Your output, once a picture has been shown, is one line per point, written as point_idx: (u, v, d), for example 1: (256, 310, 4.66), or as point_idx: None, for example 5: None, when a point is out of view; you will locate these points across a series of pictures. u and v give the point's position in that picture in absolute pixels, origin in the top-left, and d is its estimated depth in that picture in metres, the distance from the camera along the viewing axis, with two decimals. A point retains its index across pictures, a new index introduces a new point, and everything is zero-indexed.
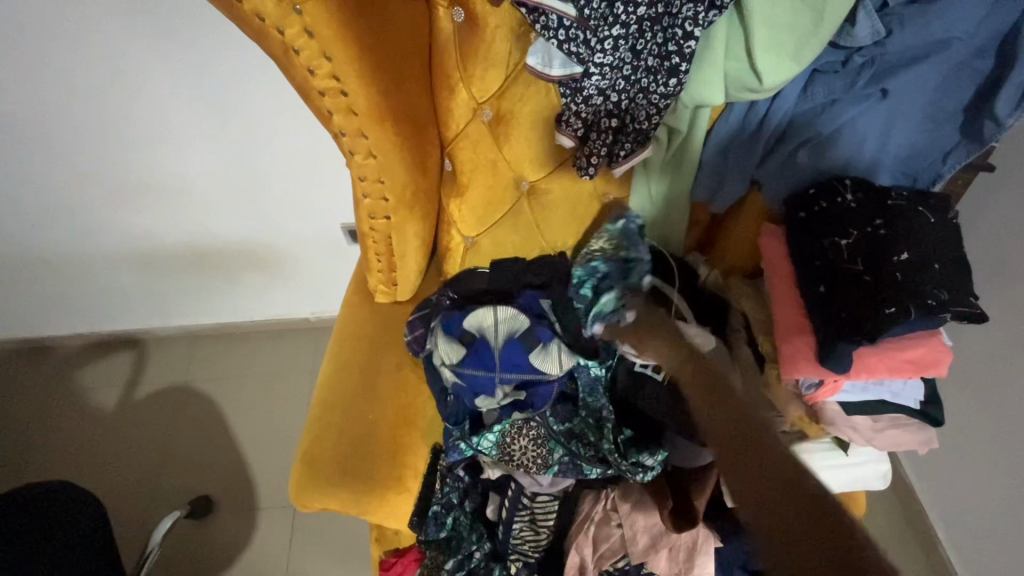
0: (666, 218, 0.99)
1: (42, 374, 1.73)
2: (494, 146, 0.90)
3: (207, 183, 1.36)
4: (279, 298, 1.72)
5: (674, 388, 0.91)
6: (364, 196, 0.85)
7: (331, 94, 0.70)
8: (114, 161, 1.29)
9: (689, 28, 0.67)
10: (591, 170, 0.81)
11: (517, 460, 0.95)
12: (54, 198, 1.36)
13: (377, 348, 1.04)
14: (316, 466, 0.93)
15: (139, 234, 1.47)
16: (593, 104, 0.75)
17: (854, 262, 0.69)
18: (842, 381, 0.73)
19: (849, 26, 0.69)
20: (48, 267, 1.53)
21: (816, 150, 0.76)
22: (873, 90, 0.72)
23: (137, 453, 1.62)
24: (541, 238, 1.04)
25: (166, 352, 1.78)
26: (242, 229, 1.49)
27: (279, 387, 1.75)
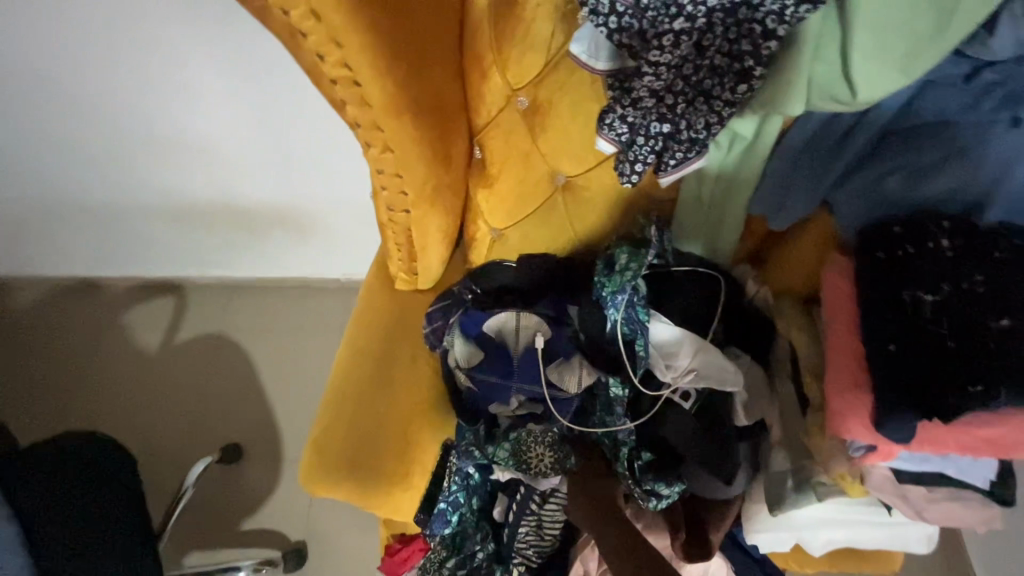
0: (718, 229, 0.87)
1: (90, 312, 1.81)
2: (528, 137, 0.81)
3: (237, 142, 1.32)
4: (310, 257, 1.71)
5: (701, 421, 0.83)
6: (383, 188, 0.78)
7: (344, 84, 0.62)
8: (144, 114, 1.26)
9: (773, 25, 0.54)
10: (633, 178, 0.69)
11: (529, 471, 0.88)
12: (90, 148, 1.36)
13: (395, 339, 1.01)
14: (325, 455, 0.93)
15: (174, 188, 1.46)
16: (642, 107, 0.63)
17: (936, 322, 0.58)
18: (898, 449, 0.64)
19: (986, 33, 0.54)
20: (93, 215, 1.56)
21: (913, 176, 0.63)
22: (1003, 115, 0.58)
23: (176, 396, 1.70)
24: (574, 236, 0.95)
25: (203, 301, 1.83)
26: (273, 190, 1.45)
27: (309, 344, 1.78)
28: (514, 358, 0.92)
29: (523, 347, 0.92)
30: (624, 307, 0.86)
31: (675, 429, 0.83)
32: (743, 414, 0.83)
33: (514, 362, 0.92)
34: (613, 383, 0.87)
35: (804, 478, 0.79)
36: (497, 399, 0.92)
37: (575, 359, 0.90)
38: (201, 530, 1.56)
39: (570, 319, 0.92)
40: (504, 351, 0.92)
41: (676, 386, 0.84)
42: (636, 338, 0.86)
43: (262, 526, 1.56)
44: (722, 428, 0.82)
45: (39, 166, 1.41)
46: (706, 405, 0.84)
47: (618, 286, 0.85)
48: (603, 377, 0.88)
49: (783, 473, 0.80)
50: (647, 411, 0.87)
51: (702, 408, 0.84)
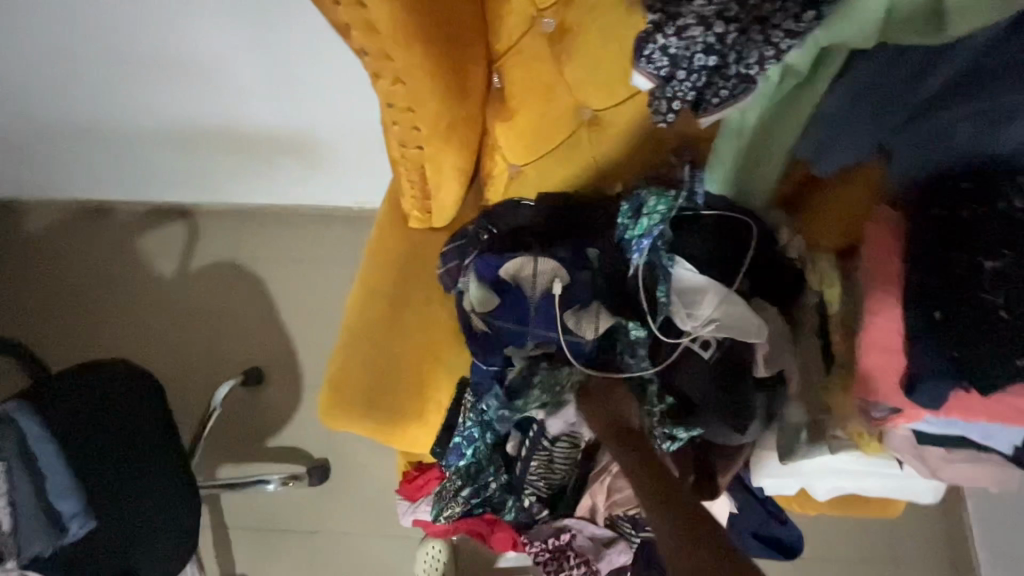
0: (752, 173, 0.80)
1: (105, 235, 1.81)
2: (553, 66, 0.74)
3: (238, 60, 1.23)
4: (319, 185, 1.66)
5: (719, 370, 0.81)
6: (393, 123, 0.73)
7: (348, 5, 0.56)
8: (136, 25, 1.17)
9: None
10: (670, 117, 0.63)
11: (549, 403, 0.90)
12: (84, 63, 1.28)
13: (410, 278, 0.99)
14: (343, 391, 0.96)
15: (174, 109, 1.39)
16: (688, 37, 0.55)
17: (992, 293, 0.54)
18: (924, 413, 0.63)
19: None
20: (94, 136, 1.51)
21: (987, 125, 0.56)
22: None
23: (196, 321, 1.74)
24: (597, 174, 0.90)
25: (214, 227, 1.81)
26: (276, 112, 1.37)
27: (322, 273, 1.77)
28: (531, 305, 0.88)
29: (539, 294, 0.88)
30: (648, 251, 0.83)
31: (691, 376, 0.83)
32: (763, 364, 0.80)
33: (529, 305, 0.88)
34: (632, 326, 0.85)
35: (819, 431, 0.79)
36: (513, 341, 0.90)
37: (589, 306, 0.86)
38: (230, 445, 1.66)
39: (593, 262, 0.88)
40: (519, 297, 0.88)
41: (695, 334, 0.81)
42: (663, 283, 0.84)
43: (286, 444, 1.66)
44: (741, 377, 0.81)
45: (34, 81, 1.34)
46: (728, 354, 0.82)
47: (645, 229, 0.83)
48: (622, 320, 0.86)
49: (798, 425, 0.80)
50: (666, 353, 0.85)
51: (721, 358, 0.82)
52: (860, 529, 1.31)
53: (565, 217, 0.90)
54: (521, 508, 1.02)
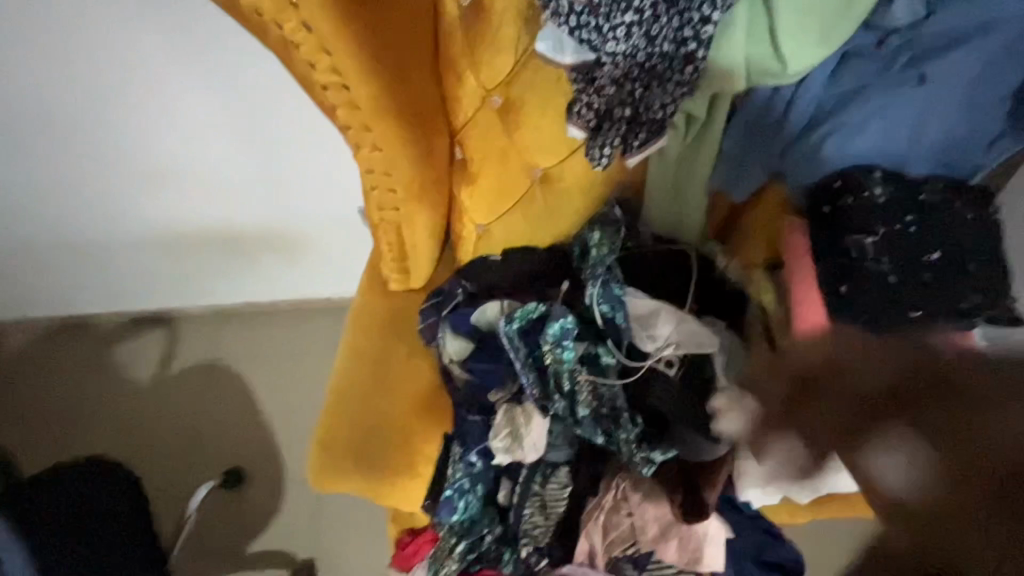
0: (685, 209, 0.94)
1: (82, 351, 1.81)
2: (504, 134, 0.88)
3: (225, 167, 1.38)
4: (301, 279, 1.74)
5: (685, 385, 0.89)
6: (374, 188, 0.85)
7: (334, 88, 0.70)
8: (134, 146, 1.32)
9: (707, 12, 0.65)
10: (604, 162, 0.76)
11: (528, 438, 0.91)
12: (83, 183, 1.40)
13: (392, 336, 1.05)
14: (332, 451, 0.97)
15: (163, 217, 1.51)
16: (606, 94, 0.71)
17: (878, 259, 0.67)
18: None
19: (885, 4, 0.66)
20: (83, 253, 1.59)
21: (844, 138, 0.69)
22: (910, 74, 0.66)
23: (174, 427, 1.71)
24: (553, 227, 1.01)
25: (194, 333, 1.83)
26: (262, 212, 1.50)
27: (303, 365, 1.79)
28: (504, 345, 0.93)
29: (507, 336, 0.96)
30: (601, 281, 0.92)
31: (662, 394, 0.89)
32: (724, 373, 0.89)
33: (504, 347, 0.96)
34: (602, 352, 0.92)
35: None
36: (495, 386, 0.96)
37: (555, 311, 0.90)
38: (207, 557, 1.56)
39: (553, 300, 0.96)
40: (494, 342, 0.97)
41: (659, 354, 0.89)
42: (615, 314, 0.91)
43: (269, 547, 1.56)
44: (705, 389, 0.88)
45: (31, 205, 1.45)
46: (690, 369, 0.90)
47: (593, 263, 0.93)
48: (592, 348, 0.92)
49: None
50: (636, 372, 0.91)
51: (686, 374, 0.89)
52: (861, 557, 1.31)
53: (525, 261, 1.00)
54: (520, 559, 0.99)
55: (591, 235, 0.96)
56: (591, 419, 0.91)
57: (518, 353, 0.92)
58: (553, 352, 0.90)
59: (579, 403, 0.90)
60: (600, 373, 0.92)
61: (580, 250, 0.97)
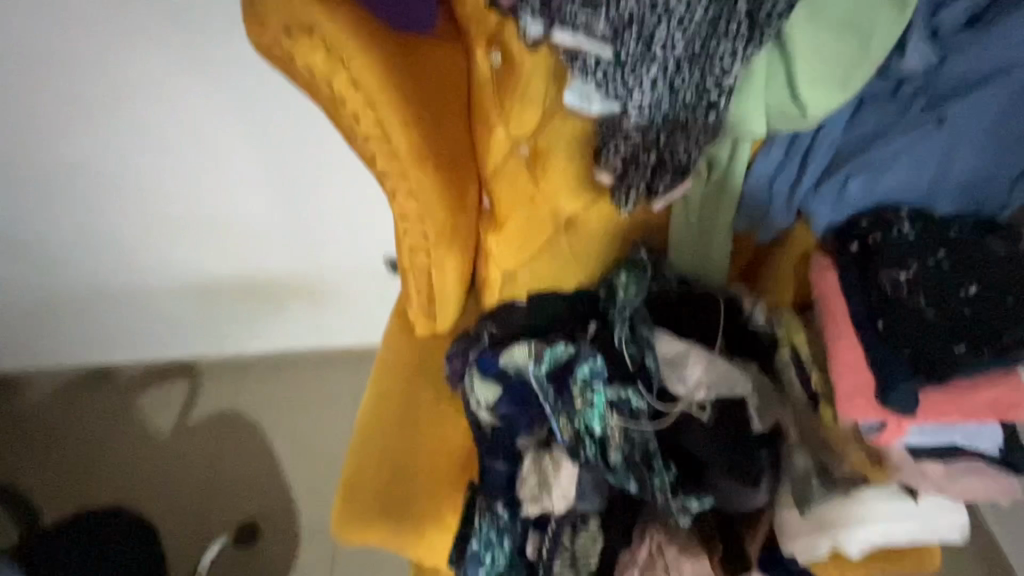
0: (709, 253, 0.95)
1: (107, 397, 1.82)
2: (532, 181, 0.92)
3: (260, 216, 1.45)
4: (324, 326, 1.77)
5: (719, 430, 0.85)
6: (406, 233, 0.88)
7: (374, 139, 0.74)
8: (178, 197, 1.41)
9: (729, 64, 0.67)
10: (630, 205, 0.79)
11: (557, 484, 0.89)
12: (126, 231, 1.48)
13: (419, 380, 1.05)
14: (355, 497, 0.95)
15: (197, 265, 1.56)
16: (632, 140, 0.76)
17: (914, 296, 0.66)
18: (906, 423, 0.69)
19: (898, 55, 0.68)
20: (118, 299, 1.65)
21: (870, 177, 0.71)
22: (928, 117, 0.69)
23: (192, 475, 1.68)
24: (579, 269, 1.02)
25: (217, 381, 1.84)
26: (291, 260, 1.56)
27: (322, 414, 1.78)
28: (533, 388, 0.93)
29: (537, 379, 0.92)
30: (627, 323, 0.93)
31: (696, 440, 0.86)
32: (758, 417, 0.85)
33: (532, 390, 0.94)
34: (632, 396, 0.89)
35: (827, 475, 0.85)
36: (523, 430, 0.95)
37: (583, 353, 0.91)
38: None
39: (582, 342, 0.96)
40: (522, 385, 0.94)
41: (690, 396, 0.87)
42: (644, 355, 0.91)
43: None
44: (741, 435, 0.85)
45: (76, 252, 1.52)
46: (724, 414, 0.86)
47: (621, 305, 0.94)
48: (622, 391, 0.90)
49: (808, 472, 0.85)
50: (667, 416, 0.89)
51: (720, 418, 0.86)
52: None
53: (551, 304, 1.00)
54: None
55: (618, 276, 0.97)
56: (623, 465, 0.88)
57: (547, 396, 0.91)
58: (583, 395, 0.89)
59: (610, 447, 0.88)
60: (632, 418, 0.89)
61: (607, 292, 0.98)
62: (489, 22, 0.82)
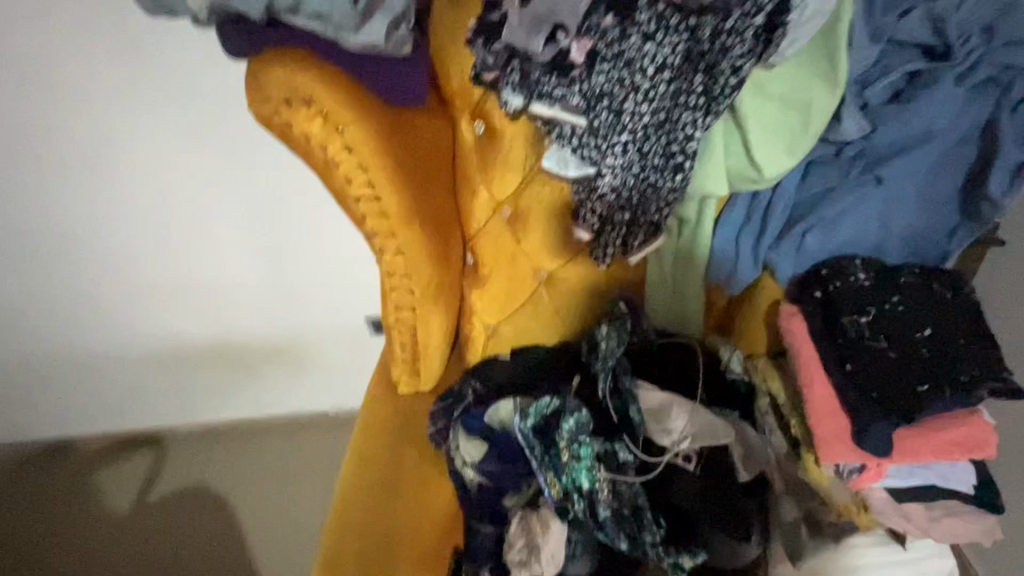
0: (684, 308, 0.99)
1: (62, 475, 1.70)
2: (513, 240, 0.96)
3: (241, 279, 1.45)
4: (300, 390, 1.71)
5: (705, 482, 0.86)
6: (392, 290, 0.91)
7: (366, 200, 0.78)
8: (158, 262, 1.41)
9: (691, 131, 0.74)
10: (607, 260, 0.86)
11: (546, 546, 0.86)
12: (101, 297, 1.46)
13: (401, 440, 1.03)
14: (335, 569, 0.91)
15: (173, 330, 1.54)
16: (606, 201, 0.81)
17: (876, 338, 0.71)
18: (886, 464, 0.71)
19: (836, 123, 0.74)
20: (85, 368, 1.59)
21: (824, 232, 0.78)
22: (868, 177, 0.76)
23: (153, 560, 1.57)
24: (559, 323, 1.05)
25: (184, 453, 1.74)
26: (271, 322, 1.54)
27: (298, 483, 1.69)
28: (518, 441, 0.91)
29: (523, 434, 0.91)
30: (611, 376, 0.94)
31: (685, 494, 0.86)
32: (746, 468, 0.87)
33: (518, 447, 0.94)
34: (620, 448, 0.89)
35: (815, 522, 0.88)
36: (510, 490, 0.93)
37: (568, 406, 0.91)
38: None
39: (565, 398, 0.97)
40: (508, 442, 0.94)
41: (676, 447, 0.88)
42: (629, 407, 0.92)
43: None
44: (727, 485, 0.86)
45: (46, 321, 1.49)
46: (709, 464, 0.87)
47: (603, 357, 0.95)
48: (609, 444, 0.90)
49: (796, 521, 0.87)
50: (654, 468, 0.88)
51: (706, 468, 0.87)
52: None
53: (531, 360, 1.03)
54: None
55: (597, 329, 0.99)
56: (614, 522, 0.87)
57: (535, 452, 0.90)
58: (569, 449, 0.88)
59: (600, 504, 0.87)
60: (620, 471, 0.88)
61: (588, 346, 1.00)
62: (473, 94, 0.87)
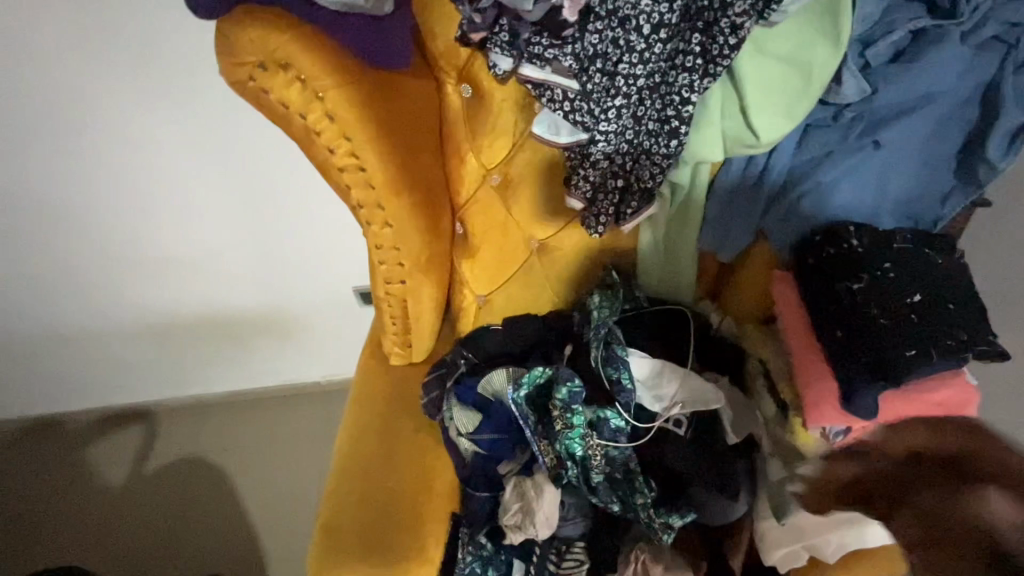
0: (676, 273, 0.98)
1: (53, 450, 1.70)
2: (504, 207, 0.94)
3: (223, 250, 1.40)
4: (291, 361, 1.71)
5: (697, 444, 0.88)
6: (381, 263, 0.88)
7: (350, 169, 0.75)
8: (134, 234, 1.35)
9: (687, 94, 0.71)
10: (600, 229, 0.83)
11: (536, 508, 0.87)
12: (76, 271, 1.41)
13: (395, 410, 1.03)
14: (334, 539, 0.91)
15: (155, 303, 1.50)
16: (600, 168, 0.79)
17: (867, 305, 0.70)
18: (869, 424, 0.75)
19: (836, 85, 0.72)
20: (68, 343, 1.56)
21: (820, 198, 0.77)
22: (866, 141, 0.74)
23: (149, 530, 1.58)
24: (552, 291, 1.05)
25: (177, 424, 1.74)
26: (256, 293, 1.51)
27: (294, 451, 1.70)
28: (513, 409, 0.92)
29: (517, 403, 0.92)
30: (603, 343, 0.93)
31: (676, 457, 0.88)
32: (733, 430, 0.90)
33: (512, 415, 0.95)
34: (611, 416, 0.89)
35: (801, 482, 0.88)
36: (505, 457, 0.96)
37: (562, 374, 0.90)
38: None
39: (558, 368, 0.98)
40: (502, 411, 0.95)
41: (666, 414, 0.89)
42: (621, 373, 0.92)
43: None
44: (717, 448, 0.88)
45: (22, 295, 1.44)
46: (700, 427, 0.90)
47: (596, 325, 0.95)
48: (599, 411, 0.90)
49: (782, 480, 0.87)
50: (646, 433, 0.92)
51: (696, 431, 0.89)
52: None
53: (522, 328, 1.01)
54: None
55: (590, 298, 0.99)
56: (607, 486, 0.90)
57: (529, 422, 0.91)
58: (563, 417, 0.89)
59: (592, 469, 0.89)
60: (611, 437, 0.90)
61: (582, 315, 1.01)
62: (459, 55, 0.83)
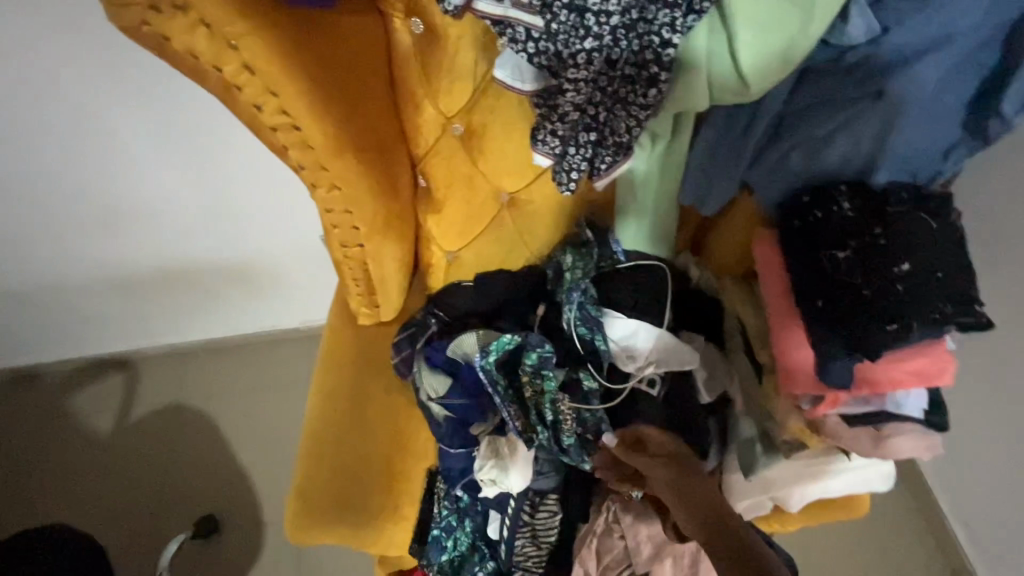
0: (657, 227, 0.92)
1: (34, 402, 1.69)
2: (469, 160, 0.85)
3: (176, 199, 1.30)
4: (267, 309, 1.67)
5: (669, 404, 0.87)
6: (334, 227, 0.81)
7: (283, 129, 0.66)
8: (72, 184, 1.23)
9: (667, 35, 0.61)
10: (571, 185, 0.75)
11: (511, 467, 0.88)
12: (18, 225, 1.30)
13: (366, 371, 1.01)
14: (311, 499, 0.93)
15: (113, 255, 1.41)
16: (569, 120, 0.70)
17: (852, 276, 0.66)
18: (842, 394, 0.71)
19: (841, 23, 0.62)
20: (27, 299, 1.48)
21: (811, 152, 0.71)
22: (869, 90, 0.65)
23: (141, 476, 1.61)
24: (525, 247, 0.98)
25: (157, 373, 1.73)
26: (220, 243, 1.43)
27: (279, 396, 1.72)
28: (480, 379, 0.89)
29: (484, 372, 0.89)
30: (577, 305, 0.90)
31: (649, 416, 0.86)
32: (705, 389, 0.89)
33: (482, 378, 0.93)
34: (583, 377, 0.89)
35: (770, 441, 0.88)
36: (476, 419, 0.92)
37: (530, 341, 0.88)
38: None
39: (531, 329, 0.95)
40: (472, 374, 0.92)
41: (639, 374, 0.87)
42: (594, 335, 0.89)
43: None
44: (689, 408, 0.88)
45: None
46: (674, 387, 0.88)
47: (568, 286, 0.91)
48: (573, 373, 0.90)
49: (751, 439, 0.88)
50: (619, 395, 0.89)
51: (670, 392, 0.88)
52: (839, 534, 1.38)
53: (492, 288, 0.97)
54: None
55: (563, 257, 0.95)
56: (579, 446, 0.88)
57: (497, 387, 0.89)
58: (532, 384, 0.88)
59: (563, 432, 0.87)
60: (582, 399, 0.88)
61: (554, 273, 0.96)
62: None
